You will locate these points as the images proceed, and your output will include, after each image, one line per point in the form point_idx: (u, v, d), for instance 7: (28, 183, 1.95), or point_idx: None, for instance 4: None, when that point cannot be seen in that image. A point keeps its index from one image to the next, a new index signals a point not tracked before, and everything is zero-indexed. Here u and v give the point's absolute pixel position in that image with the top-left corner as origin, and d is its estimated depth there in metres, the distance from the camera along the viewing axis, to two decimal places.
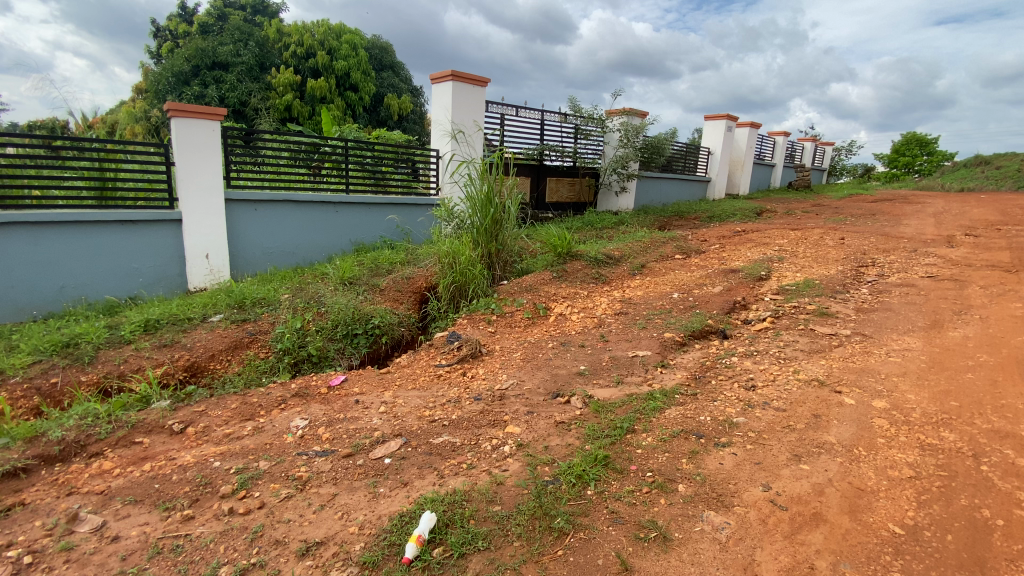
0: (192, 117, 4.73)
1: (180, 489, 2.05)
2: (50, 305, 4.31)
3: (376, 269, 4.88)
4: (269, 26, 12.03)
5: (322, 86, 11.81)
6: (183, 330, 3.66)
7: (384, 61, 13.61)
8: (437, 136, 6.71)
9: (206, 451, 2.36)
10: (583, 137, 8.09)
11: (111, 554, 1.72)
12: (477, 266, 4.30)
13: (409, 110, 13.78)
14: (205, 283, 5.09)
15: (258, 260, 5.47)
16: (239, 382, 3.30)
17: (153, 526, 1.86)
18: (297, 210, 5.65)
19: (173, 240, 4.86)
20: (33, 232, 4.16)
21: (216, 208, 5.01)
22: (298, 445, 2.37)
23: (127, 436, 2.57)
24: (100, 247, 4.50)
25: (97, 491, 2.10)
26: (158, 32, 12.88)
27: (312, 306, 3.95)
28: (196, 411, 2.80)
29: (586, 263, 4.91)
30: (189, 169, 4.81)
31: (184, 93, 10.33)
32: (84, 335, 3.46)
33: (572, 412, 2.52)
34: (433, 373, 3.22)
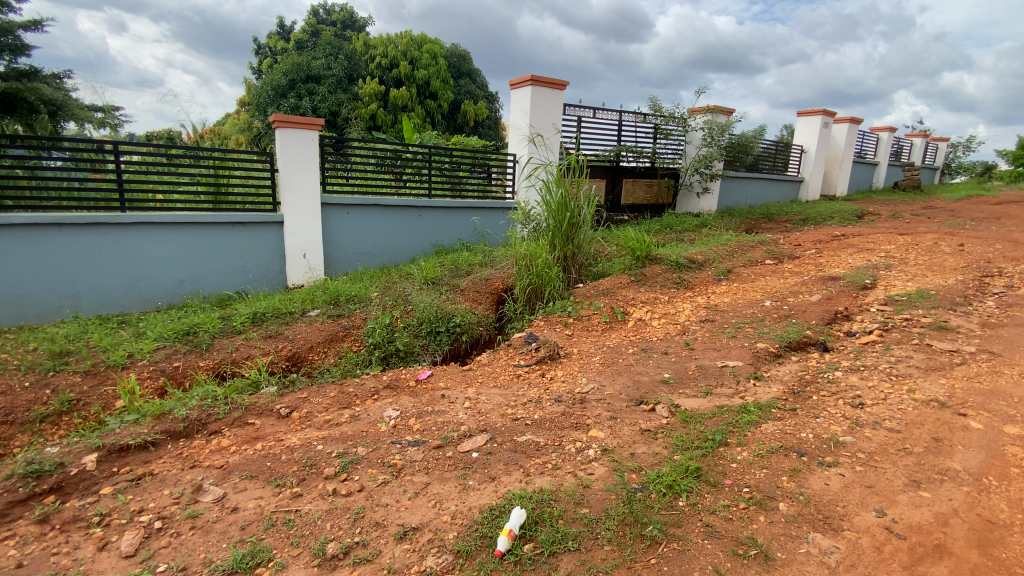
0: (293, 127, 5.14)
1: (288, 469, 2.23)
2: (172, 297, 4.88)
3: (456, 270, 5.03)
4: (357, 40, 12.78)
5: (404, 95, 12.39)
6: (286, 322, 3.98)
7: (462, 68, 13.99)
8: (515, 141, 6.81)
9: (309, 435, 2.56)
10: (663, 137, 7.88)
11: (232, 523, 1.90)
12: (554, 268, 4.31)
13: (485, 116, 14.05)
14: (302, 280, 5.51)
15: (348, 260, 5.83)
16: (335, 373, 3.54)
17: (267, 500, 2.03)
18: (383, 213, 5.96)
19: (275, 240, 5.31)
20: (161, 232, 4.74)
21: (313, 212, 5.42)
22: (391, 434, 2.51)
23: (240, 417, 2.84)
24: (213, 246, 5.01)
25: (217, 466, 2.33)
26: (260, 50, 14.15)
27: (398, 304, 4.14)
28: (299, 398, 3.04)
29: (667, 267, 4.76)
30: (290, 176, 5.22)
31: (282, 105, 11.23)
32: (201, 324, 3.86)
33: (658, 420, 2.45)
34: (513, 373, 3.26)
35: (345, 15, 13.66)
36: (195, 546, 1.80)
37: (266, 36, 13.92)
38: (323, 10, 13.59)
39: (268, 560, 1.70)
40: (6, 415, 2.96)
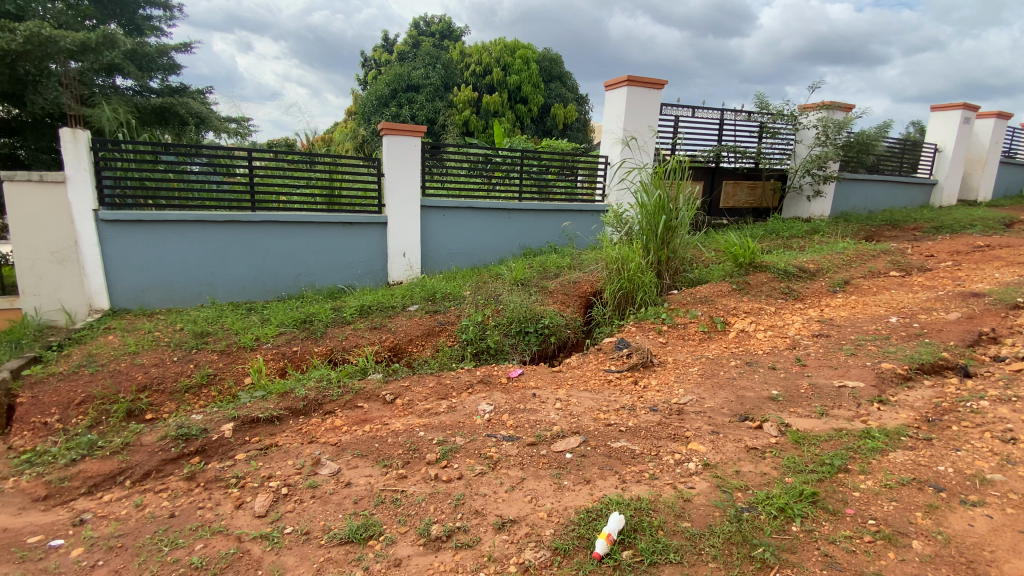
0: (399, 134, 5.49)
1: (394, 451, 2.39)
2: (290, 288, 5.40)
3: (545, 272, 5.03)
4: (454, 49, 13.32)
5: (496, 101, 12.70)
6: (388, 316, 4.26)
7: (553, 71, 14.03)
8: (608, 144, 6.74)
9: (411, 421, 2.72)
10: (769, 136, 7.37)
11: (346, 496, 2.07)
12: (647, 273, 4.17)
13: (575, 118, 14.00)
14: (402, 277, 5.85)
15: (442, 259, 6.09)
16: (433, 365, 3.72)
17: (376, 479, 2.19)
18: (476, 215, 6.16)
19: (378, 239, 5.69)
20: (284, 230, 5.28)
21: (412, 214, 5.74)
22: (487, 427, 2.59)
23: (351, 399, 3.08)
24: (326, 244, 5.48)
25: (331, 443, 2.55)
26: (366, 63, 15.25)
27: (490, 303, 4.25)
28: (401, 386, 3.24)
29: (772, 276, 4.45)
30: (394, 180, 5.57)
31: (383, 113, 11.97)
32: (316, 314, 4.24)
33: (766, 439, 2.31)
34: (604, 378, 3.22)
35: (443, 26, 14.26)
36: (316, 513, 1.98)
37: (372, 49, 14.97)
38: (424, 22, 14.30)
39: (379, 534, 1.83)
40: (161, 384, 3.45)
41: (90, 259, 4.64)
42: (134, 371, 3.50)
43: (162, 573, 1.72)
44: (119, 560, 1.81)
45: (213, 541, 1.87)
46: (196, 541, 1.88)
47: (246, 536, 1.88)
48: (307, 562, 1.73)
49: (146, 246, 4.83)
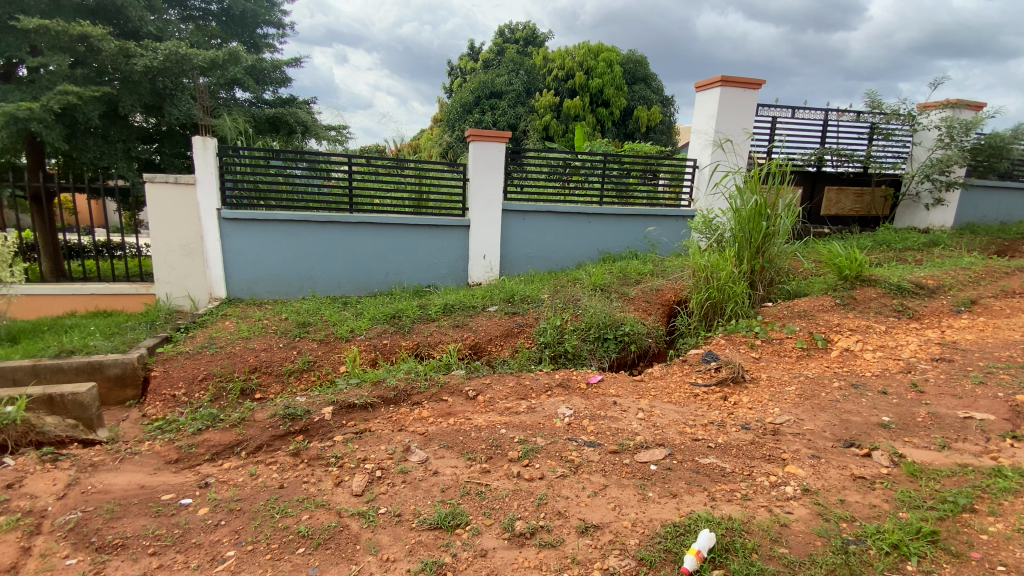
0: (485, 140, 5.65)
1: (477, 446, 2.47)
2: (379, 285, 5.74)
3: (625, 277, 4.92)
4: (538, 55, 13.47)
5: (576, 105, 12.68)
6: (469, 315, 4.38)
7: (638, 73, 13.72)
8: (698, 148, 6.50)
9: (493, 418, 2.80)
10: (882, 138, 6.76)
11: (434, 484, 2.18)
12: (739, 283, 3.96)
13: (659, 121, 13.57)
14: (482, 279, 6.02)
15: (521, 261, 6.17)
16: (512, 365, 3.77)
17: (461, 471, 2.28)
18: (557, 219, 6.17)
19: (462, 241, 5.89)
20: (376, 232, 5.63)
21: (495, 217, 5.87)
22: (568, 431, 2.60)
23: (437, 393, 3.23)
24: (414, 245, 5.76)
25: (419, 432, 2.69)
26: (452, 72, 15.85)
27: (569, 307, 4.24)
28: (483, 383, 3.34)
29: (883, 291, 4.06)
30: (479, 184, 5.75)
31: (467, 120, 12.34)
32: (404, 310, 4.47)
33: (876, 469, 2.12)
34: (690, 392, 3.11)
35: (528, 32, 14.44)
36: (406, 497, 2.10)
37: (458, 58, 15.52)
38: (509, 29, 14.56)
39: (465, 523, 1.90)
40: (269, 366, 3.80)
41: (211, 253, 5.22)
42: (247, 354, 3.89)
43: (275, 537, 1.90)
44: (239, 522, 2.03)
45: (317, 513, 2.04)
46: (302, 511, 2.06)
47: (345, 511, 2.03)
48: (400, 542, 1.83)
49: (259, 243, 5.35)
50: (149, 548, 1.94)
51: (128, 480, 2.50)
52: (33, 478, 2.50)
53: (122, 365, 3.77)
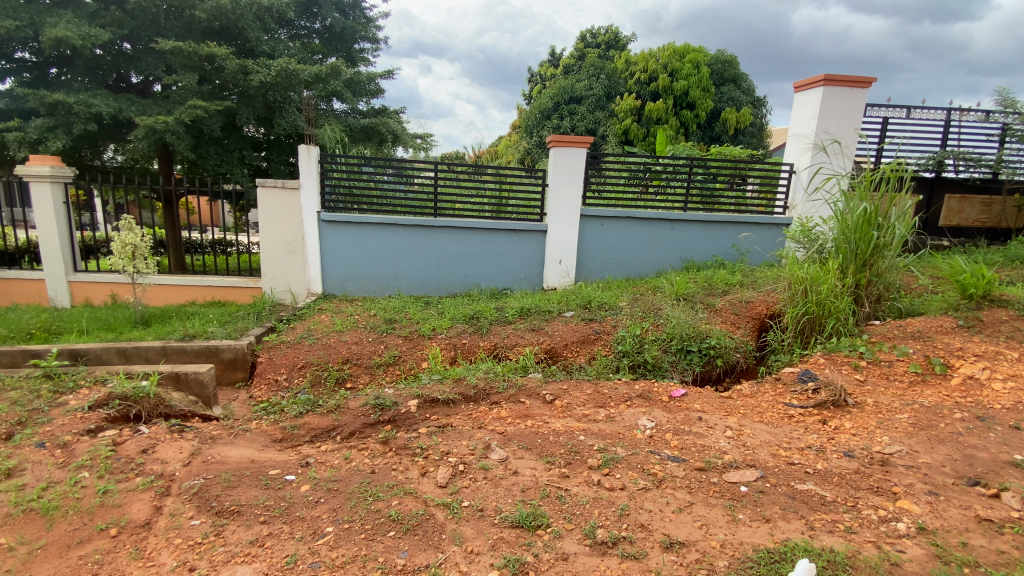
0: (567, 145, 5.66)
1: (557, 450, 2.48)
2: (459, 287, 5.94)
3: (711, 288, 4.71)
4: (620, 59, 13.31)
5: (659, 108, 12.32)
6: (546, 319, 4.39)
7: (726, 75, 13.15)
8: (795, 152, 6.10)
9: (571, 424, 2.81)
10: (1015, 139, 5.91)
11: (515, 484, 2.22)
12: (842, 299, 3.67)
13: (749, 123, 12.86)
14: (559, 284, 6.02)
15: (598, 268, 6.11)
16: (590, 372, 3.72)
17: (541, 473, 2.30)
18: (637, 225, 6.04)
19: (540, 246, 5.94)
20: (458, 235, 5.82)
21: (574, 223, 5.86)
22: (649, 443, 2.54)
23: (515, 394, 3.28)
24: (493, 248, 5.90)
25: (499, 432, 2.76)
26: (532, 79, 16.06)
27: (649, 316, 4.12)
28: (561, 388, 3.34)
29: (1017, 314, 3.57)
30: (559, 189, 5.77)
31: (546, 125, 12.35)
32: (482, 312, 4.58)
33: (1006, 512, 1.88)
34: (784, 413, 2.92)
35: (610, 36, 14.28)
36: (488, 494, 2.16)
37: (539, 65, 15.69)
38: (591, 34, 14.50)
39: (547, 525, 1.92)
40: (359, 358, 4.07)
41: (311, 252, 5.67)
42: (339, 346, 4.19)
43: (369, 518, 2.04)
44: (335, 501, 2.19)
45: (406, 500, 2.16)
46: (392, 497, 2.19)
47: (431, 502, 2.13)
48: (483, 537, 1.89)
49: (351, 244, 5.74)
50: (260, 516, 2.14)
51: (240, 454, 2.77)
52: (164, 445, 2.84)
53: (234, 350, 4.21)
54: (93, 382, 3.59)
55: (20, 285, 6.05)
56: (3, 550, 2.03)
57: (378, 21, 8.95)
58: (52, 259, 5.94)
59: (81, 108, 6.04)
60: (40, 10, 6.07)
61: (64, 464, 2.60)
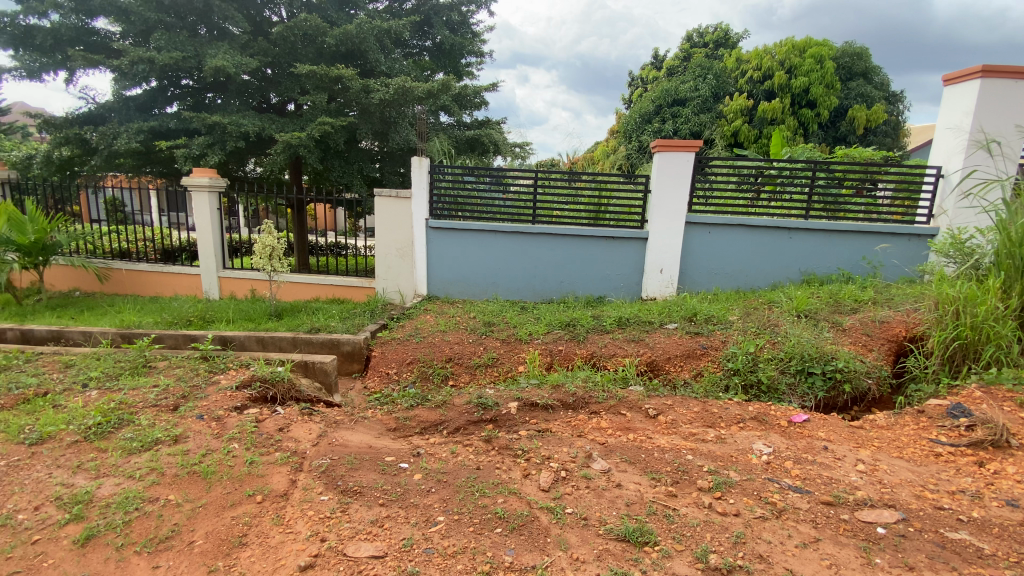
0: (672, 150, 5.45)
1: (662, 467, 2.41)
2: (555, 293, 5.98)
3: (836, 304, 4.28)
4: (730, 57, 12.62)
5: (774, 108, 11.45)
6: (647, 330, 4.25)
7: (854, 68, 12.01)
8: (942, 152, 5.40)
9: (676, 442, 2.71)
10: None
11: (619, 497, 2.19)
12: (1006, 324, 3.17)
13: (881, 121, 11.74)
14: (659, 294, 5.81)
15: (704, 278, 5.81)
16: (696, 390, 3.55)
17: (646, 488, 2.25)
18: (749, 233, 5.67)
19: (640, 254, 5.79)
20: (555, 241, 5.87)
21: (678, 231, 5.63)
22: (766, 470, 2.38)
23: (615, 405, 3.24)
24: (592, 256, 5.86)
25: (599, 442, 2.74)
26: (633, 82, 15.78)
27: (764, 333, 3.84)
28: (664, 403, 3.24)
29: None
30: (661, 196, 5.57)
31: (647, 129, 11.99)
32: (579, 319, 4.55)
33: None
34: (928, 450, 2.57)
35: (719, 34, 13.61)
36: (592, 503, 2.16)
37: (641, 69, 15.37)
38: (697, 34, 13.93)
39: (654, 543, 1.88)
40: (460, 358, 4.26)
41: (419, 256, 6.04)
42: (443, 346, 4.41)
43: (476, 513, 2.14)
44: (445, 493, 2.33)
45: (510, 499, 2.23)
46: (498, 495, 2.27)
47: (536, 504, 2.18)
48: (589, 545, 1.90)
49: (455, 249, 6.02)
50: (379, 500, 2.34)
51: (359, 440, 3.03)
52: (296, 425, 3.19)
53: (352, 344, 4.61)
54: (239, 365, 4.14)
55: (182, 279, 7.11)
56: (174, 505, 2.40)
57: (483, 35, 9.32)
58: (208, 258, 6.92)
59: (233, 128, 6.99)
60: (204, 44, 7.12)
61: (218, 435, 3.01)
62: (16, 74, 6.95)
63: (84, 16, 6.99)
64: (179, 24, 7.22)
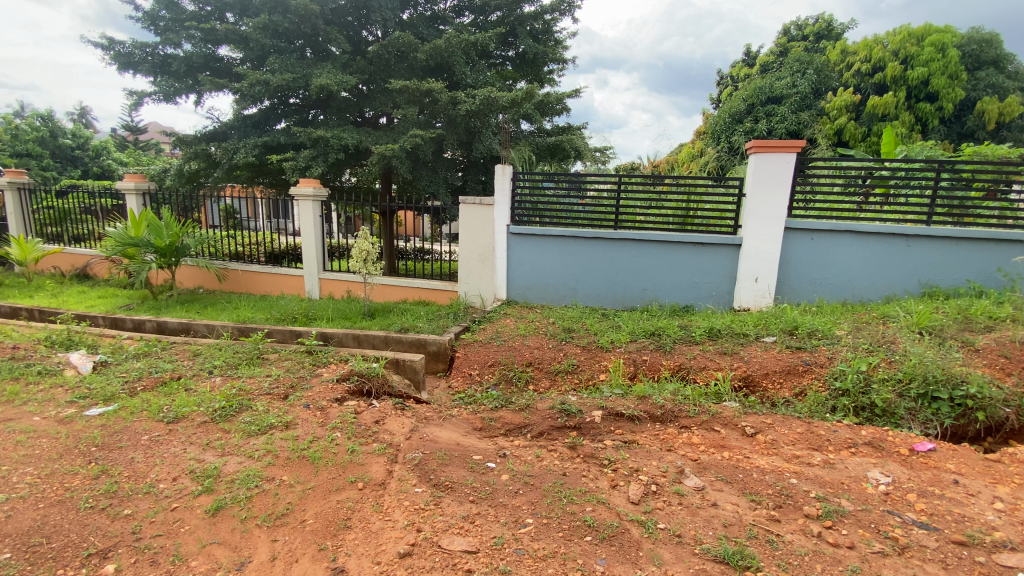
0: (769, 151, 5.12)
1: (763, 489, 2.29)
2: (638, 301, 5.84)
3: (965, 320, 3.81)
4: (833, 50, 11.67)
5: (886, 102, 10.34)
6: (741, 343, 4.02)
7: (983, 57, 10.84)
8: None
9: (778, 464, 2.56)
10: None
11: (715, 516, 2.11)
12: None
13: (1018, 114, 10.34)
14: (751, 304, 5.48)
15: (803, 288, 5.40)
16: (800, 409, 3.31)
17: (745, 510, 2.15)
18: (858, 240, 5.18)
19: (731, 262, 5.51)
20: (639, 247, 5.74)
21: (775, 237, 5.27)
22: (884, 501, 2.20)
23: (708, 421, 3.10)
24: (678, 262, 5.66)
25: (691, 458, 2.65)
26: (723, 81, 15.10)
27: (879, 351, 3.49)
28: (763, 422, 3.06)
29: None
30: (757, 200, 5.25)
31: (737, 129, 11.30)
32: (666, 329, 4.40)
33: None
34: None
35: (821, 26, 12.63)
36: (685, 520, 2.10)
37: (731, 66, 14.63)
38: (795, 27, 13.02)
39: (756, 568, 1.80)
40: (541, 363, 4.29)
41: (501, 262, 6.17)
42: (525, 350, 4.47)
43: (565, 518, 2.15)
44: (534, 495, 2.37)
45: (599, 508, 2.21)
46: (586, 503, 2.26)
47: (626, 515, 2.15)
48: (684, 563, 1.85)
49: (537, 254, 6.09)
50: (469, 496, 2.42)
51: (448, 437, 3.16)
52: (390, 419, 3.39)
53: (438, 344, 4.81)
54: (338, 360, 4.47)
55: (288, 280, 7.79)
56: (287, 485, 2.64)
57: (565, 42, 9.35)
58: (310, 260, 7.54)
59: (335, 141, 7.57)
60: (310, 65, 7.79)
61: (322, 423, 3.27)
62: (155, 98, 8.02)
63: (211, 45, 7.92)
64: (289, 48, 7.96)
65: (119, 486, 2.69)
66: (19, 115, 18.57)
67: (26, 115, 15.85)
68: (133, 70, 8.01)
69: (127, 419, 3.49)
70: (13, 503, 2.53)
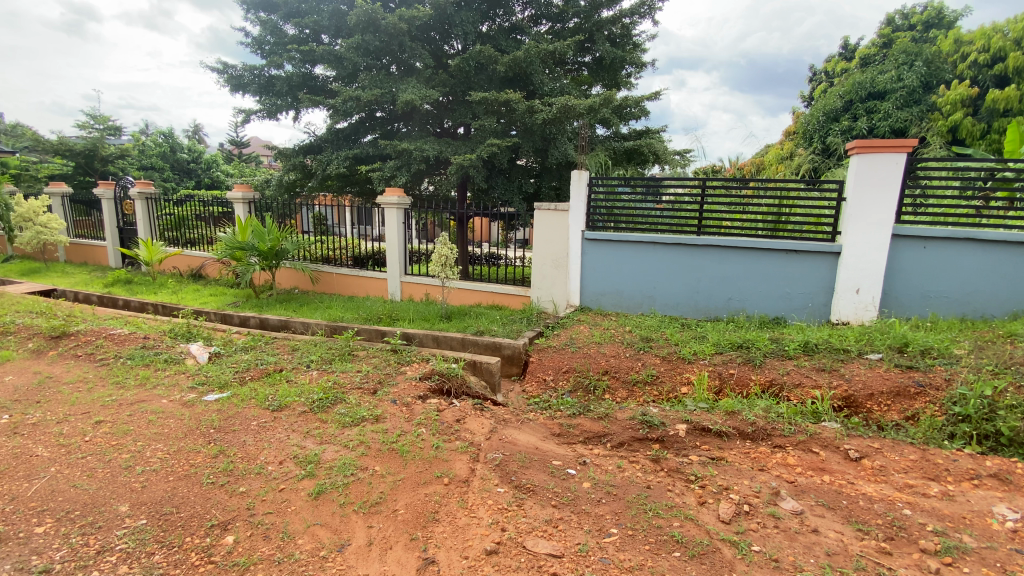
0: (874, 151, 4.71)
1: (871, 518, 2.13)
2: (720, 310, 5.61)
3: None
4: (945, 39, 10.60)
5: (1010, 95, 9.16)
6: (841, 359, 3.74)
7: None
8: None
9: (888, 492, 2.37)
10: None
11: (817, 543, 2.00)
12: None
13: None
14: (851, 317, 5.04)
15: (913, 301, 4.90)
16: (912, 435, 3.02)
17: (851, 539, 2.02)
18: (979, 250, 4.65)
19: (827, 271, 5.14)
20: (722, 254, 5.52)
21: (880, 244, 4.82)
22: (1012, 539, 2.00)
23: (805, 441, 2.92)
24: (766, 270, 5.37)
25: (787, 479, 2.51)
26: (816, 75, 14.16)
27: (1007, 373, 3.10)
28: (869, 446, 2.83)
29: None
30: (860, 204, 4.83)
31: (833, 129, 10.50)
32: (754, 341, 4.18)
33: None
34: None
35: (931, 13, 11.52)
36: (782, 544, 2.00)
37: (825, 61, 13.67)
38: (901, 16, 11.90)
39: None
40: (618, 372, 4.24)
41: (576, 268, 6.17)
42: (601, 358, 4.44)
43: (652, 532, 2.13)
44: (617, 505, 2.36)
45: (687, 524, 2.16)
46: (673, 517, 2.22)
47: (716, 534, 2.09)
48: None
49: (612, 261, 6.03)
50: (552, 501, 2.45)
51: (527, 440, 3.21)
52: (471, 418, 3.51)
53: (513, 348, 4.91)
54: (421, 359, 4.68)
55: (373, 282, 8.28)
56: (379, 475, 2.81)
57: (644, 44, 9.18)
58: (393, 264, 7.95)
59: (418, 153, 7.92)
60: (397, 80, 8.23)
61: (408, 419, 3.45)
62: (260, 115, 8.86)
63: (308, 65, 8.60)
64: (378, 64, 8.48)
65: (235, 465, 3.01)
66: (145, 133, 21.07)
67: (153, 133, 18.02)
68: (242, 91, 8.90)
69: (238, 405, 3.88)
70: (150, 475, 2.91)
